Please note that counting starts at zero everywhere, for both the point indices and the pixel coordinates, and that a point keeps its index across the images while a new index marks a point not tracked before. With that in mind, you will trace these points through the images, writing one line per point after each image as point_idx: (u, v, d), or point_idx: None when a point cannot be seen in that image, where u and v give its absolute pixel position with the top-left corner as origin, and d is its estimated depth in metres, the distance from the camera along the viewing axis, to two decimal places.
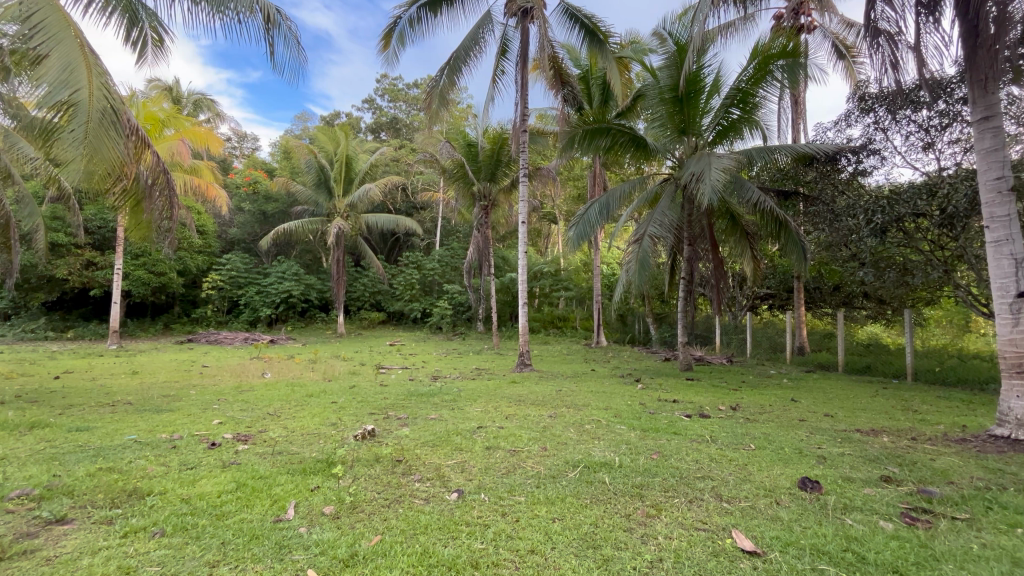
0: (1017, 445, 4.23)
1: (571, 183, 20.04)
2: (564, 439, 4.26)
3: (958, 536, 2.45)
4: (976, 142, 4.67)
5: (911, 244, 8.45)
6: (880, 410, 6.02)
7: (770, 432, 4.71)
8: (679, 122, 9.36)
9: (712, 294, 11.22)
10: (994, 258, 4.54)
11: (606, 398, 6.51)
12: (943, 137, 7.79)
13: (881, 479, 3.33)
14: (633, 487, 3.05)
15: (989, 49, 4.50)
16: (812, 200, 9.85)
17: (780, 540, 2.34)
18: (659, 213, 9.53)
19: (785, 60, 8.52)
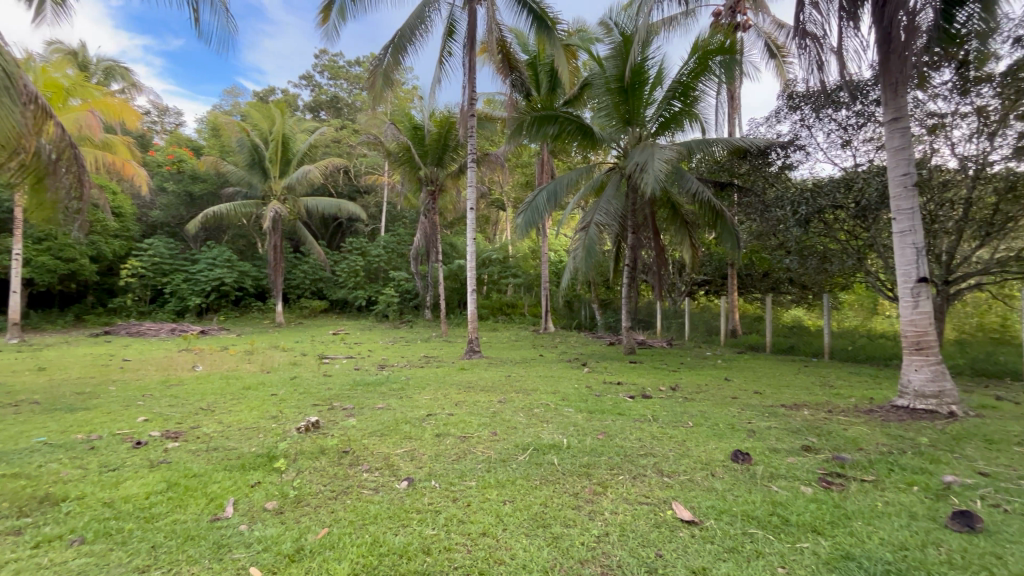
0: (915, 413, 4.76)
1: (519, 169, 20.04)
2: (513, 423, 4.32)
3: (866, 496, 2.73)
4: (887, 141, 5.11)
5: (830, 234, 9.19)
6: (802, 387, 6.55)
7: (706, 409, 5.01)
8: (624, 112, 9.57)
9: (653, 280, 11.67)
10: (900, 247, 5.02)
11: (554, 382, 6.65)
12: (859, 135, 8.48)
13: (803, 448, 3.64)
14: (581, 467, 3.15)
15: (900, 56, 4.92)
16: (745, 191, 10.42)
17: (715, 509, 2.50)
18: (604, 202, 9.76)
19: (722, 56, 8.90)
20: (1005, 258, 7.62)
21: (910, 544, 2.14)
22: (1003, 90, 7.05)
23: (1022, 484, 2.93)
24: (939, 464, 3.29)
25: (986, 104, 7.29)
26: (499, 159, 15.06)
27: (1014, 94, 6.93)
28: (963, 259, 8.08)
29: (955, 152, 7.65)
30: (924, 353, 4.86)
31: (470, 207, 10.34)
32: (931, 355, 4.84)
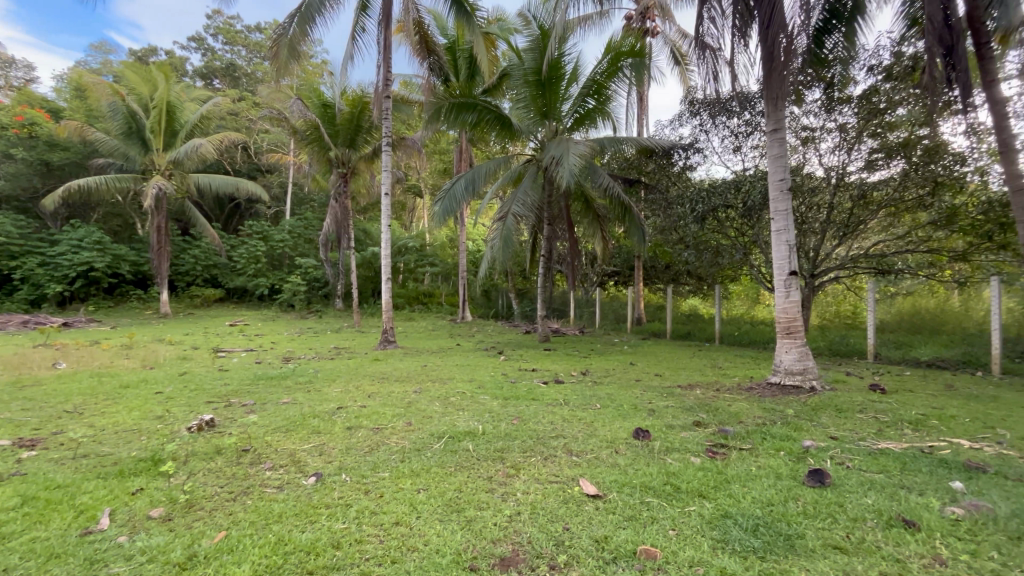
0: (784, 389, 5.48)
1: (437, 156, 19.71)
2: (429, 412, 4.31)
3: (743, 462, 3.11)
4: (768, 150, 5.75)
5: (722, 231, 10.18)
6: (695, 369, 7.23)
7: (612, 392, 5.36)
8: (541, 105, 9.78)
9: (567, 270, 12.14)
10: (777, 244, 5.68)
11: (470, 371, 6.70)
12: (747, 142, 9.45)
13: (694, 424, 4.05)
14: (495, 451, 3.23)
15: (779, 73, 5.55)
16: (651, 189, 11.17)
17: (618, 483, 2.70)
18: (521, 193, 9.92)
19: (633, 59, 9.37)
20: (856, 256, 9.00)
21: (775, 500, 2.48)
22: (859, 111, 8.24)
23: (860, 444, 3.51)
24: (800, 431, 3.82)
25: (846, 122, 8.46)
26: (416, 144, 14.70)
27: (867, 114, 8.14)
28: (825, 255, 9.41)
29: (822, 162, 8.82)
30: (792, 337, 5.58)
31: (384, 192, 9.97)
32: (798, 338, 5.58)
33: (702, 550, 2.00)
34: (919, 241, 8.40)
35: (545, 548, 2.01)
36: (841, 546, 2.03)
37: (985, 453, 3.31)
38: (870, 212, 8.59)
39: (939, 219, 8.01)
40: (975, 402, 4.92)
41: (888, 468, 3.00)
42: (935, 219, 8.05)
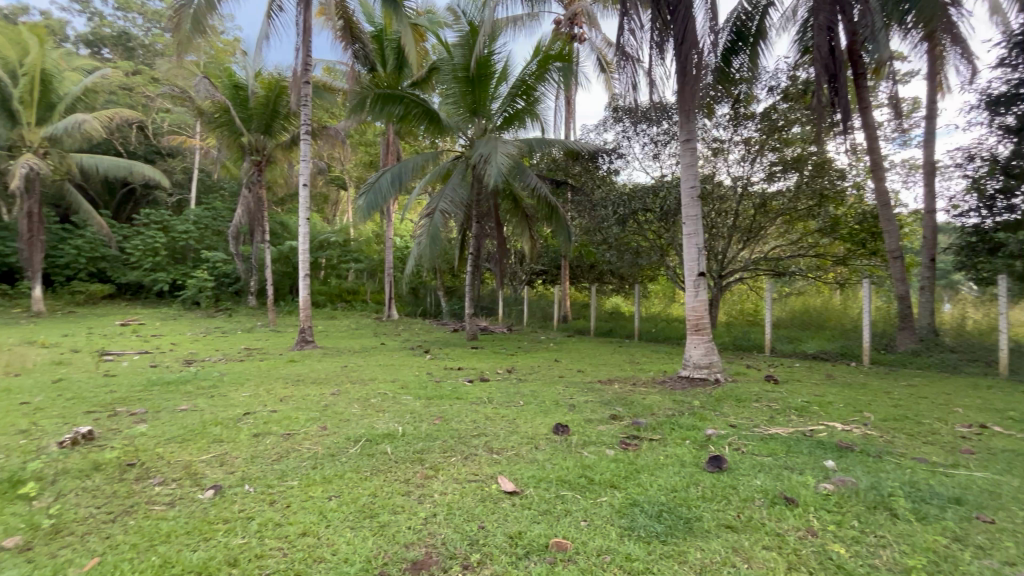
0: (693, 381, 5.90)
1: (363, 148, 19.02)
2: (346, 415, 4.13)
3: (653, 452, 3.30)
4: (682, 158, 6.14)
5: (641, 233, 10.74)
6: (615, 364, 7.56)
7: (536, 388, 5.47)
8: (471, 102, 9.75)
9: (495, 268, 12.18)
10: (688, 247, 6.08)
11: (393, 371, 6.52)
12: (665, 150, 10.05)
13: (611, 417, 4.23)
14: (414, 453, 3.16)
15: (691, 87, 5.95)
16: (577, 190, 11.50)
17: (535, 478, 2.75)
18: (449, 190, 9.80)
19: (560, 63, 9.54)
20: (757, 259, 9.92)
21: (679, 486, 2.66)
22: (761, 127, 9.06)
23: (754, 431, 3.86)
24: (705, 421, 4.13)
25: (749, 136, 9.26)
26: (339, 135, 14.06)
27: (767, 131, 8.98)
28: (731, 258, 10.26)
29: (729, 172, 9.59)
30: (700, 334, 6.01)
31: (302, 183, 9.40)
32: (705, 335, 6.01)
33: (610, 539, 2.08)
34: (809, 246, 9.52)
35: (459, 548, 1.99)
36: (732, 525, 2.22)
37: (853, 434, 3.78)
38: (769, 219, 9.48)
39: (826, 227, 9.18)
40: (848, 389, 5.60)
41: (775, 451, 3.32)
42: (822, 227, 9.20)
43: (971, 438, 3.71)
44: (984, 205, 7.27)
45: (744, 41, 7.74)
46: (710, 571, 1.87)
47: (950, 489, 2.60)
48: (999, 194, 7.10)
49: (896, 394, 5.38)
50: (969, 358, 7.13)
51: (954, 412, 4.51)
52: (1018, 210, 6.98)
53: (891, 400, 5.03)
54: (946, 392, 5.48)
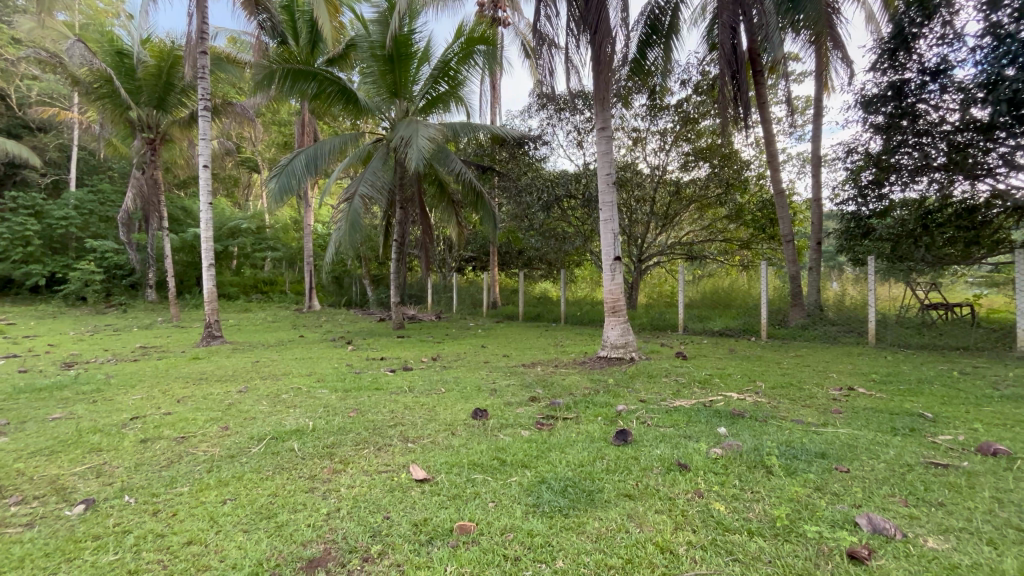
0: (609, 361, 6.19)
1: (276, 128, 17.77)
2: (253, 413, 3.87)
3: (567, 429, 3.44)
4: (598, 146, 6.32)
5: (565, 219, 11.08)
6: (538, 347, 7.75)
7: (459, 375, 5.46)
8: (390, 82, 9.37)
9: (422, 255, 11.94)
10: (604, 232, 6.29)
11: (309, 363, 6.24)
12: (587, 138, 10.33)
13: (530, 399, 4.33)
14: (324, 448, 3.03)
15: (606, 77, 6.13)
16: (503, 176, 11.51)
17: (447, 464, 2.75)
18: (370, 173, 9.36)
19: (484, 46, 9.34)
20: (673, 244, 10.65)
21: (585, 461, 2.78)
22: (675, 118, 9.57)
23: (660, 404, 4.13)
24: (618, 397, 4.35)
25: (666, 126, 9.74)
26: (247, 113, 13.03)
27: (681, 122, 9.51)
28: (649, 243, 10.88)
29: (647, 161, 10.05)
30: (616, 315, 6.29)
31: (202, 164, 8.59)
32: (621, 315, 6.29)
33: (515, 517, 2.14)
34: (718, 232, 10.40)
35: (360, 540, 1.95)
36: (630, 493, 2.36)
37: (745, 402, 4.15)
38: (682, 206, 10.10)
39: (732, 214, 10.01)
40: (746, 362, 6.16)
41: (677, 422, 3.58)
42: (729, 213, 9.98)
43: (841, 400, 4.22)
44: (860, 195, 8.10)
45: (658, 35, 8.02)
46: (605, 539, 1.97)
47: (818, 445, 2.94)
48: (871, 186, 7.90)
49: (785, 363, 6.01)
50: (845, 329, 8.04)
51: (829, 377, 5.13)
52: (886, 199, 7.86)
53: (779, 369, 5.61)
54: (826, 360, 6.19)
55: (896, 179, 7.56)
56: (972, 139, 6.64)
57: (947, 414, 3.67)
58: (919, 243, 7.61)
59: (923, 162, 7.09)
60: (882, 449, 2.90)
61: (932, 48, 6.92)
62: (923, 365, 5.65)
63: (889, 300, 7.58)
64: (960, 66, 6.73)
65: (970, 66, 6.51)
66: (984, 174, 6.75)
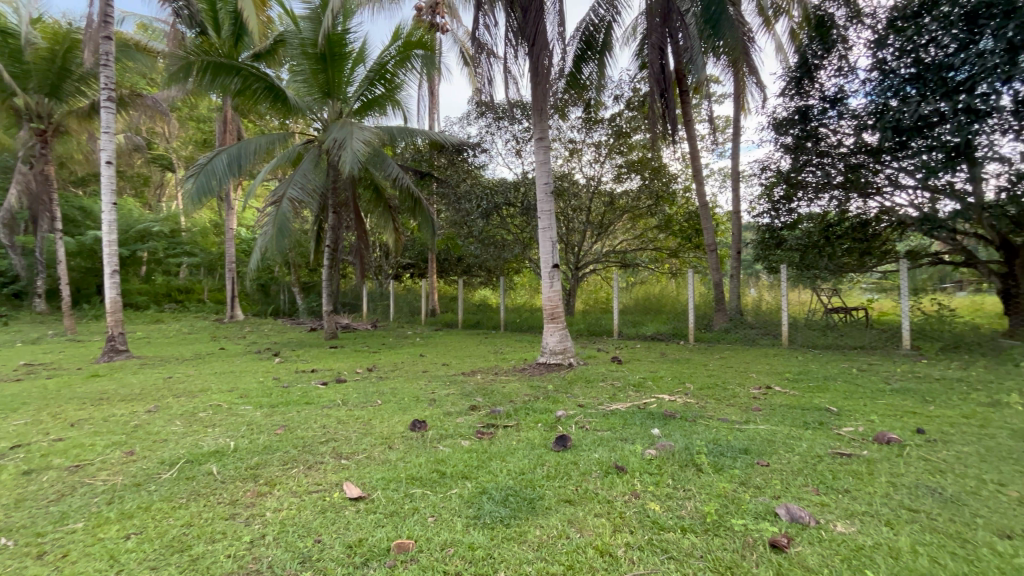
0: (548, 367, 6.26)
1: (193, 124, 16.52)
2: (163, 435, 3.51)
3: (507, 437, 3.43)
4: (536, 156, 6.43)
5: (504, 227, 11.16)
6: (479, 355, 7.71)
7: (396, 386, 5.28)
8: (323, 82, 9.00)
9: (357, 262, 11.53)
10: (543, 240, 6.38)
11: (231, 378, 5.77)
12: (526, 147, 10.49)
13: (470, 408, 4.28)
14: (247, 470, 2.80)
15: (543, 88, 6.25)
16: (442, 182, 11.42)
17: (384, 479, 2.64)
18: (300, 176, 8.88)
19: (422, 51, 9.20)
20: (608, 252, 11.06)
21: (526, 469, 2.77)
22: (610, 131, 9.98)
23: (598, 408, 4.23)
24: (557, 403, 4.40)
25: (601, 139, 10.12)
26: (160, 107, 12.01)
27: (615, 136, 9.95)
28: (585, 250, 11.20)
29: (583, 171, 10.37)
30: (555, 321, 6.38)
31: (104, 161, 7.75)
32: (560, 322, 6.40)
33: (456, 531, 2.08)
34: (649, 241, 10.93)
35: (288, 569, 1.82)
36: (570, 498, 2.38)
37: (676, 403, 4.36)
38: (616, 215, 10.51)
39: (662, 224, 10.58)
40: (676, 364, 6.49)
41: (614, 425, 3.68)
42: (659, 224, 10.53)
43: (760, 398, 4.55)
44: (773, 208, 8.82)
45: (592, 51, 8.29)
46: (546, 546, 1.97)
47: (741, 442, 3.13)
48: (782, 200, 8.64)
49: (711, 365, 6.39)
50: (762, 332, 8.69)
51: (749, 377, 5.52)
52: (795, 213, 8.62)
53: (706, 371, 5.95)
54: (746, 361, 6.66)
55: (803, 195, 8.31)
56: (863, 161, 7.47)
57: (849, 408, 4.07)
58: (823, 253, 8.43)
59: (824, 181, 7.87)
60: (796, 442, 3.15)
61: (831, 78, 7.71)
62: (828, 364, 6.22)
63: (799, 305, 8.55)
64: (854, 95, 7.54)
65: (862, 96, 7.32)
66: (874, 193, 7.59)
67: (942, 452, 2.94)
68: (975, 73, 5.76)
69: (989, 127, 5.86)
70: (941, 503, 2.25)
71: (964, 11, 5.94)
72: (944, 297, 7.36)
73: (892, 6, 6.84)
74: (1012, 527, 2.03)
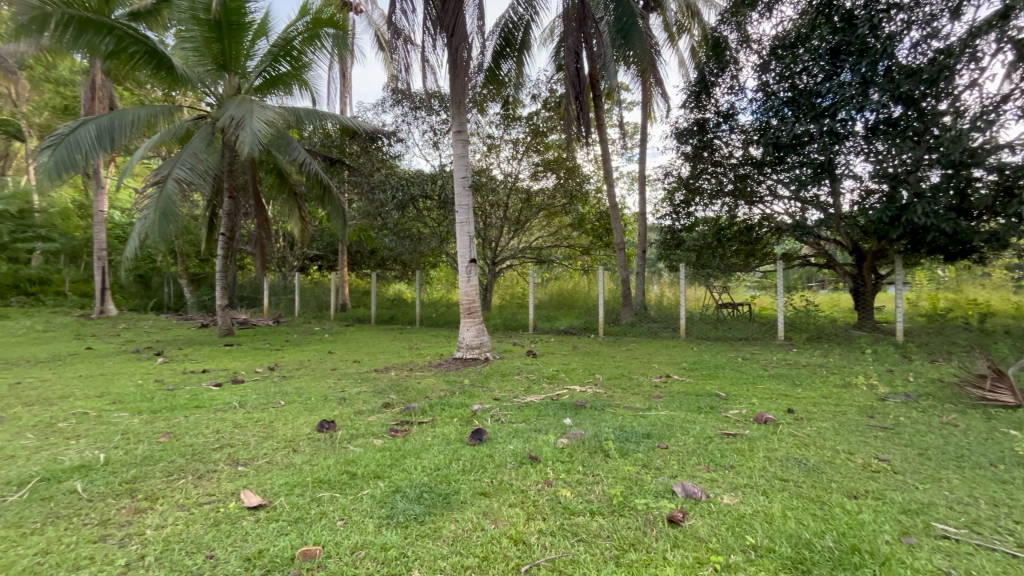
0: (465, 362, 6.25)
1: (50, 86, 14.10)
2: (10, 451, 2.98)
3: (422, 434, 3.36)
4: (454, 148, 6.36)
5: (420, 220, 10.92)
6: (393, 351, 7.49)
7: (302, 385, 4.95)
8: (218, 52, 8.14)
9: (257, 252, 10.64)
10: (460, 235, 6.34)
11: (101, 382, 5.04)
12: (444, 139, 10.35)
13: (383, 406, 4.13)
14: (121, 485, 2.47)
15: (462, 81, 6.19)
16: (354, 171, 10.92)
17: (288, 485, 2.46)
18: (189, 155, 7.96)
19: (333, 30, 8.62)
20: (524, 248, 11.28)
21: (441, 464, 2.75)
22: (527, 130, 10.18)
23: (513, 401, 4.31)
24: (473, 397, 4.41)
25: (519, 136, 10.28)
26: None
27: (532, 134, 10.17)
28: (502, 246, 11.33)
29: (501, 168, 10.47)
30: (472, 316, 6.40)
31: None
32: (476, 317, 6.42)
33: (367, 532, 2.01)
34: (563, 238, 11.34)
35: None
36: (486, 491, 2.40)
37: (586, 393, 4.57)
38: (533, 212, 10.76)
39: (576, 222, 10.98)
40: (587, 357, 6.82)
41: (528, 416, 3.77)
42: (573, 222, 10.94)
43: (661, 386, 4.92)
44: (674, 211, 9.57)
45: (511, 48, 8.35)
46: (461, 540, 1.97)
47: (644, 427, 3.37)
48: (682, 204, 9.41)
49: (618, 357, 6.78)
50: (664, 325, 9.41)
51: (652, 367, 5.94)
52: (692, 216, 9.43)
53: (614, 362, 6.31)
54: (649, 352, 7.18)
55: (700, 201, 9.09)
56: (749, 172, 8.37)
57: (734, 393, 4.53)
58: (715, 254, 9.27)
59: (717, 188, 8.70)
60: (691, 426, 3.46)
61: (724, 95, 8.51)
62: (718, 354, 6.88)
63: (694, 301, 9.07)
64: (742, 112, 8.39)
65: (749, 113, 8.16)
66: (757, 202, 8.52)
67: (807, 428, 3.40)
68: (836, 101, 6.64)
69: (846, 148, 6.79)
70: (805, 472, 2.60)
71: (829, 47, 6.85)
72: (811, 294, 8.33)
73: (774, 36, 7.71)
74: (858, 488, 2.41)
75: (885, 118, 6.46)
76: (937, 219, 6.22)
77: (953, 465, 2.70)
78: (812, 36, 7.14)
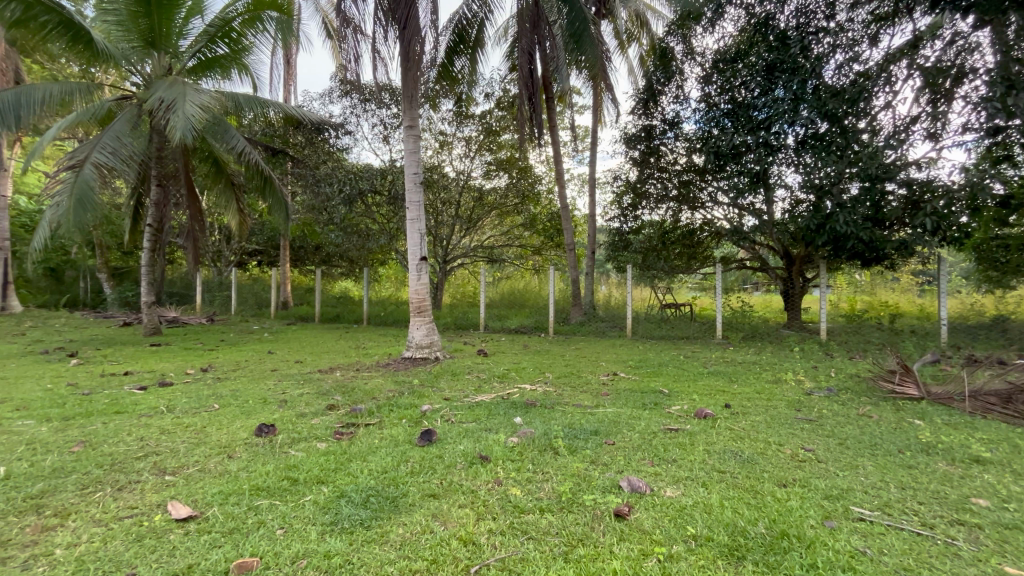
0: (414, 362, 6.13)
1: None
2: None
3: (368, 436, 3.26)
4: (405, 143, 6.22)
5: (369, 216, 10.60)
6: (338, 351, 7.22)
7: (238, 387, 4.67)
8: (146, 28, 7.52)
9: (189, 245, 9.91)
10: (411, 232, 6.21)
11: (1, 387, 4.50)
12: (394, 134, 10.10)
13: (327, 408, 3.97)
14: (25, 500, 2.22)
15: (414, 76, 6.05)
16: (298, 162, 10.42)
17: (222, 493, 2.31)
18: (111, 138, 7.28)
19: (276, 13, 8.16)
20: (475, 247, 11.24)
21: (389, 467, 2.67)
22: (480, 128, 10.13)
23: (463, 401, 4.28)
24: (423, 398, 4.33)
25: (471, 134, 10.22)
26: None
27: (485, 133, 10.13)
28: (453, 245, 11.23)
29: (453, 165, 10.37)
30: (422, 315, 6.29)
31: None
32: (426, 316, 6.33)
33: (309, 540, 1.92)
34: (515, 238, 11.40)
35: None
36: (435, 492, 2.36)
37: (536, 392, 4.61)
38: (485, 211, 10.72)
39: (527, 222, 11.07)
40: (537, 356, 6.89)
41: (478, 416, 3.75)
42: (524, 222, 11.02)
43: (608, 384, 5.05)
44: (622, 214, 9.85)
45: (464, 45, 8.26)
46: (409, 543, 1.93)
47: (592, 425, 3.44)
48: (630, 208, 9.70)
49: (566, 356, 6.89)
50: (612, 325, 9.69)
51: (600, 365, 6.09)
52: (639, 219, 9.74)
53: (562, 361, 6.42)
54: (597, 351, 7.35)
55: (646, 204, 9.42)
56: (691, 178, 8.75)
57: (677, 390, 4.72)
58: (660, 256, 9.62)
59: (663, 193, 9.04)
60: (636, 422, 3.57)
61: (670, 104, 8.85)
62: (662, 353, 7.15)
63: (640, 301, 9.45)
64: (686, 121, 8.76)
65: (692, 123, 8.54)
66: (699, 207, 8.93)
67: (741, 422, 3.61)
68: (771, 115, 7.07)
69: (780, 159, 7.25)
70: (741, 464, 2.75)
71: (765, 64, 7.27)
72: (746, 295, 8.80)
73: (716, 50, 8.10)
74: (787, 477, 2.58)
75: (814, 133, 6.91)
76: (856, 227, 6.78)
77: (868, 453, 2.96)
78: (750, 52, 7.56)
